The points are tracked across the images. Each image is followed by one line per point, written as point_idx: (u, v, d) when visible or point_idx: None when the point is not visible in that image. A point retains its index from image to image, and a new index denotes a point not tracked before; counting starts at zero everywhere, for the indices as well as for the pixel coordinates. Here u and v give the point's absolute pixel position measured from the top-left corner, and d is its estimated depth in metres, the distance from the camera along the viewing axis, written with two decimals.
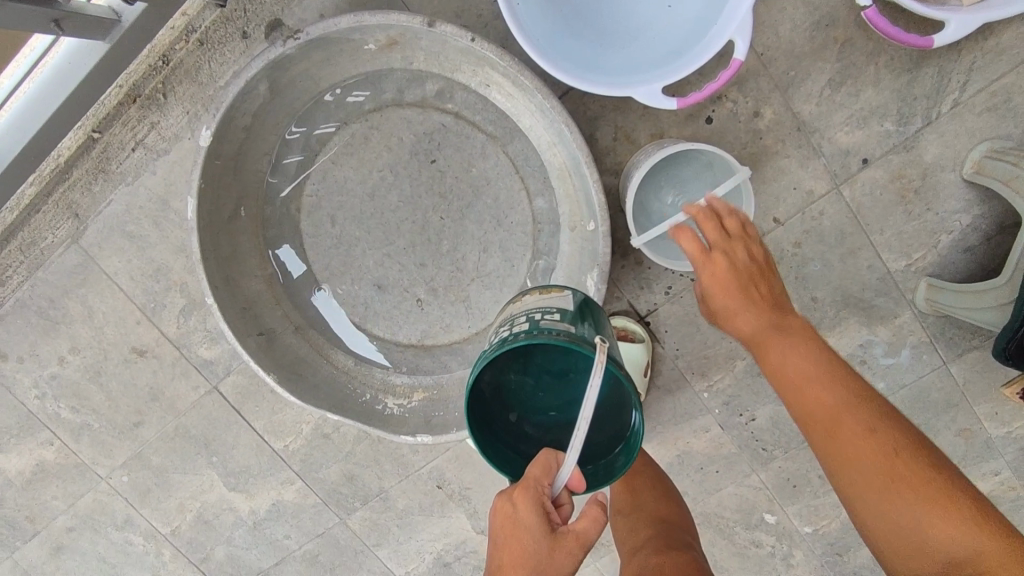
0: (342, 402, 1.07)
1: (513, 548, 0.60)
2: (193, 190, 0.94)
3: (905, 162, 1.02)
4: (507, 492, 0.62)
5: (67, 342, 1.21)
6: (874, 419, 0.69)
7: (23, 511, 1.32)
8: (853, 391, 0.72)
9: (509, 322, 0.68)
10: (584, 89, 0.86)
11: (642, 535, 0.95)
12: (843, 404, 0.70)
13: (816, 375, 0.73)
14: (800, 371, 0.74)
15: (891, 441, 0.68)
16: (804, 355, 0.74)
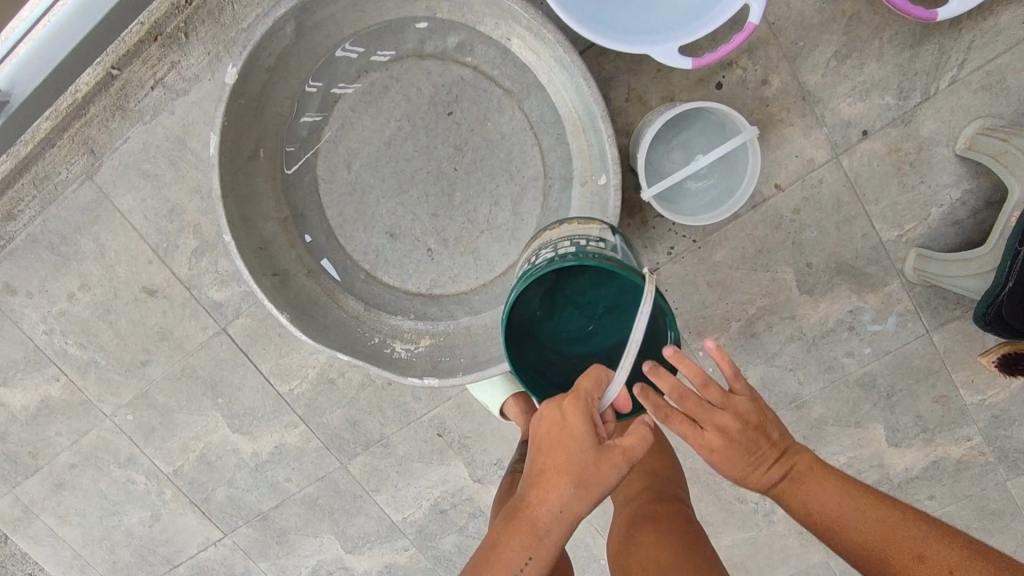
0: (352, 344, 1.10)
1: (561, 452, 0.68)
2: (216, 128, 0.96)
3: (902, 135, 1.07)
4: (559, 402, 0.69)
5: (78, 279, 1.22)
6: (912, 529, 0.70)
7: (26, 446, 1.34)
8: (875, 502, 0.74)
9: (551, 246, 0.78)
10: (604, 44, 0.90)
11: (635, 484, 0.99)
12: (892, 532, 0.71)
13: (852, 514, 0.73)
14: (839, 518, 0.73)
15: (919, 529, 0.70)
16: (833, 502, 0.75)
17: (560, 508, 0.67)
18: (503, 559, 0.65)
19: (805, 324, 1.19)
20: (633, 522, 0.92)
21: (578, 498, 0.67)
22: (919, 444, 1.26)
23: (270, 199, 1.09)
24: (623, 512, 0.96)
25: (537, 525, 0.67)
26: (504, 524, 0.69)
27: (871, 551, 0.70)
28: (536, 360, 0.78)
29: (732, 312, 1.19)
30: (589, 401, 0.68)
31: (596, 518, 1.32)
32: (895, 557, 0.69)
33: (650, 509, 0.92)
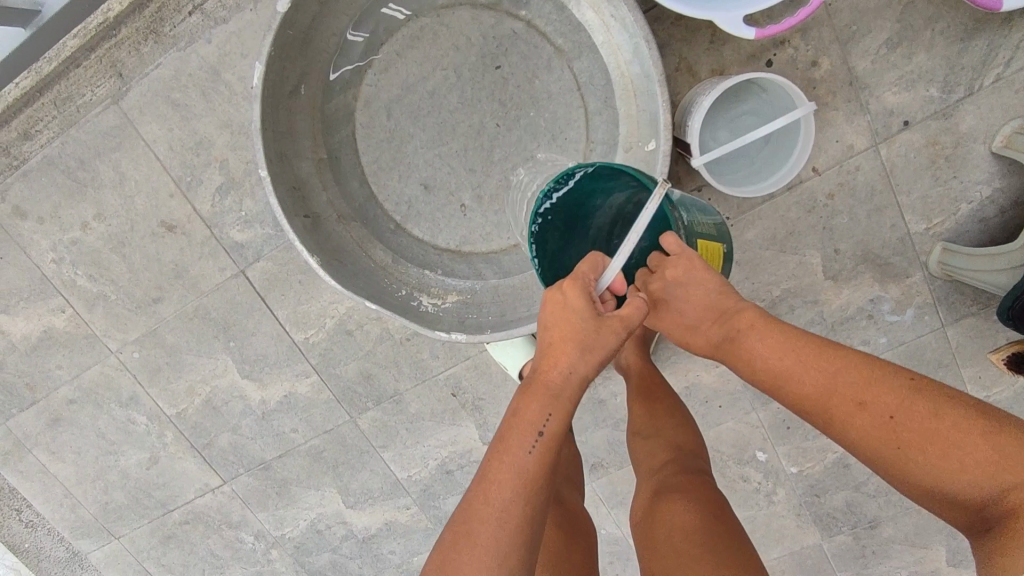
0: (379, 293, 1.08)
1: (567, 323, 0.71)
2: (263, 58, 0.92)
3: (942, 129, 1.08)
4: (558, 285, 0.72)
5: (93, 207, 1.18)
6: (859, 377, 0.65)
7: (24, 377, 1.30)
8: (818, 353, 0.69)
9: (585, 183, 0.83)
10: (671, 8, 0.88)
11: (660, 456, 0.91)
12: (837, 383, 0.66)
13: (795, 367, 0.69)
14: (783, 372, 0.70)
15: (867, 376, 0.65)
16: (776, 357, 0.71)
17: (569, 371, 0.71)
18: (525, 420, 0.68)
19: (825, 310, 1.21)
20: (657, 493, 0.85)
21: (586, 358, 0.72)
22: None
23: (306, 137, 1.05)
24: (647, 485, 0.89)
25: (552, 389, 0.71)
26: (521, 398, 0.71)
27: (821, 404, 0.67)
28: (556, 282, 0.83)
29: (756, 292, 1.21)
30: (586, 278, 0.72)
31: (601, 488, 1.33)
32: (841, 409, 0.65)
33: (674, 481, 0.85)
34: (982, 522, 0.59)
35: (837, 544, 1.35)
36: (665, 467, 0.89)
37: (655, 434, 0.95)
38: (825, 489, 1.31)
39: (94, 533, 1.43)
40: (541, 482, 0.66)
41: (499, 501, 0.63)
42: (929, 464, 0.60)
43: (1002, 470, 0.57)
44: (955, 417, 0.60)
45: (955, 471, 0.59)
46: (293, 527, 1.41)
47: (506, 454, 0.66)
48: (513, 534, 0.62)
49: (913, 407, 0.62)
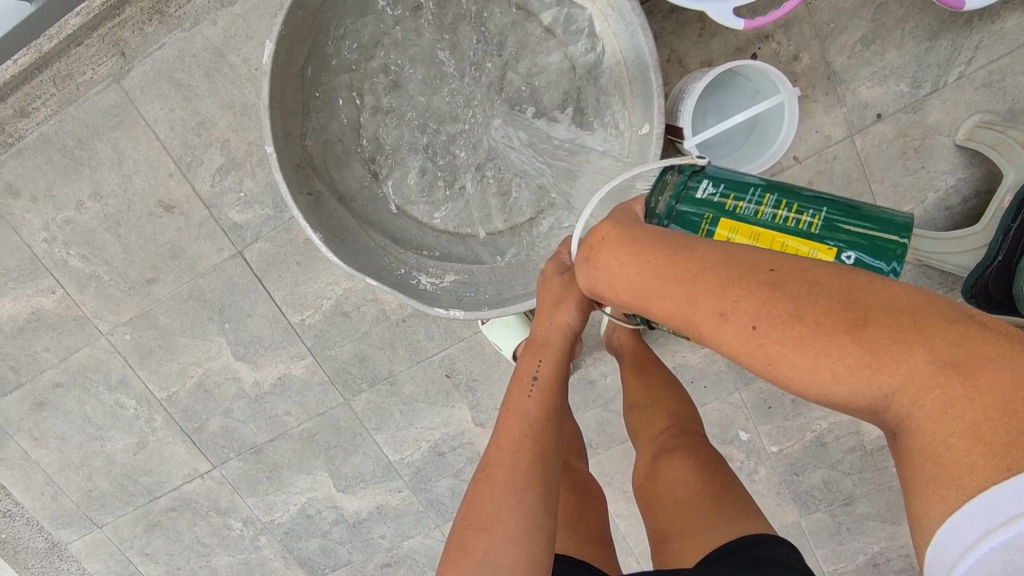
0: (380, 271, 1.10)
1: (546, 290, 0.82)
2: (273, 36, 0.95)
3: (911, 121, 1.18)
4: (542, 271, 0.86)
5: (90, 186, 1.18)
6: (717, 295, 0.58)
7: (9, 360, 1.28)
8: (674, 277, 0.62)
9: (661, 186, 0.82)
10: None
11: (659, 426, 0.94)
12: (698, 308, 0.60)
13: (660, 292, 0.63)
14: (650, 291, 0.63)
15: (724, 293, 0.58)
16: (639, 286, 0.65)
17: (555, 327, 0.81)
18: (520, 374, 0.78)
19: None
20: (658, 456, 0.88)
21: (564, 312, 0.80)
22: None
23: (311, 117, 1.08)
24: (648, 449, 0.92)
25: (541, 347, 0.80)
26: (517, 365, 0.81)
27: (691, 321, 0.61)
28: None
29: None
30: (561, 256, 0.84)
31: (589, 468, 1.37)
32: (707, 325, 0.59)
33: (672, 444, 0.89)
34: (885, 423, 0.54)
35: (813, 521, 1.42)
36: (665, 433, 0.92)
37: (651, 405, 0.98)
38: (803, 468, 1.37)
39: (75, 522, 1.41)
40: (545, 418, 0.75)
41: (508, 443, 0.71)
42: (804, 378, 0.55)
43: (879, 373, 0.51)
44: (822, 320, 0.53)
45: (835, 385, 0.53)
46: (283, 512, 1.40)
47: (510, 406, 0.76)
48: (519, 468, 0.69)
49: (773, 323, 0.55)
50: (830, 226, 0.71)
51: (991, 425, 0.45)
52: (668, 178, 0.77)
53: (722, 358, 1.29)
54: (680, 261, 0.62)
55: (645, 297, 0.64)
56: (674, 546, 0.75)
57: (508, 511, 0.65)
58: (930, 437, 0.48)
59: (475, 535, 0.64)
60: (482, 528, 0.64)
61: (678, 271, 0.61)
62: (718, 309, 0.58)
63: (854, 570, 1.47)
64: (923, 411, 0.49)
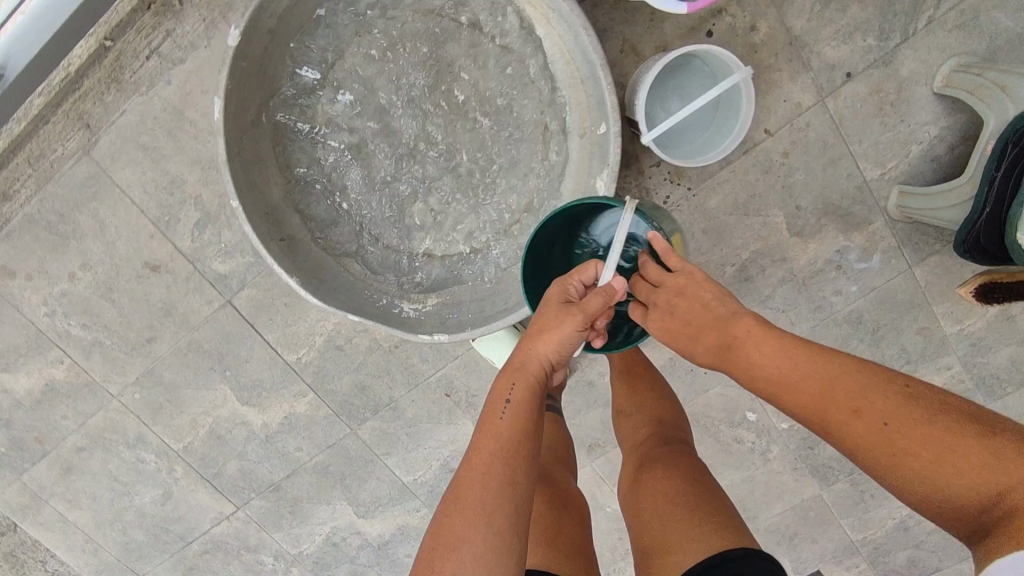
0: (362, 306, 1.12)
1: (542, 317, 0.83)
2: (221, 93, 0.96)
3: (884, 76, 1.12)
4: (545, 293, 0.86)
5: (78, 258, 1.22)
6: (844, 385, 0.64)
7: (32, 431, 1.33)
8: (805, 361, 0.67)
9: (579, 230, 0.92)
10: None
11: (643, 432, 0.96)
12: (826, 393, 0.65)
13: (791, 374, 0.67)
14: (779, 374, 0.68)
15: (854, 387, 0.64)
16: (768, 367, 0.69)
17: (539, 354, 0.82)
18: (494, 398, 0.79)
19: (795, 266, 1.24)
20: (641, 464, 0.89)
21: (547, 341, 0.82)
22: None
23: (273, 164, 1.09)
24: (631, 460, 0.92)
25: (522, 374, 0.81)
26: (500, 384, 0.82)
27: (815, 405, 0.66)
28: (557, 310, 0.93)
29: (727, 257, 1.23)
30: (568, 282, 0.85)
31: (600, 467, 1.37)
32: (835, 412, 0.64)
33: (656, 452, 0.89)
34: (975, 529, 0.58)
35: (835, 492, 1.40)
36: (647, 441, 0.93)
37: (637, 411, 1.00)
38: (817, 440, 1.36)
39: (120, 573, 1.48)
40: (516, 446, 0.74)
41: (479, 467, 0.72)
42: (919, 471, 0.59)
43: (994, 471, 0.56)
44: (953, 424, 0.59)
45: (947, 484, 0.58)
46: (311, 543, 1.44)
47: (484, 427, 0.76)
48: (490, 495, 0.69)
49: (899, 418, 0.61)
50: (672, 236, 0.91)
51: None
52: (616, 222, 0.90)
53: None
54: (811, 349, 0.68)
55: (769, 380, 0.69)
56: (658, 562, 0.74)
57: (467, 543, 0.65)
58: None
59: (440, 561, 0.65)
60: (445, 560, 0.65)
61: (807, 363, 0.67)
62: (850, 396, 0.64)
63: (884, 536, 1.45)
64: None
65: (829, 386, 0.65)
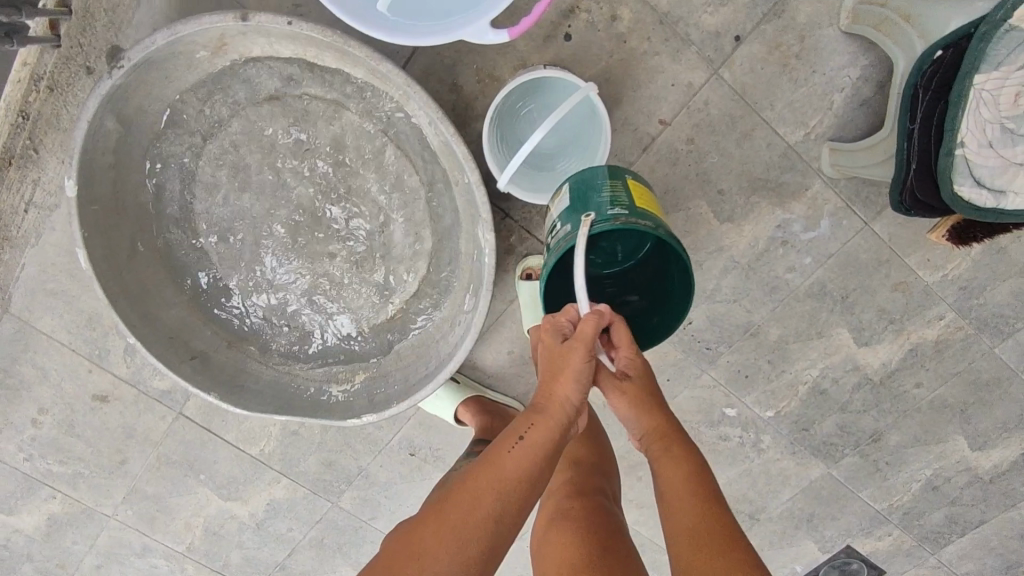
0: (289, 401, 1.11)
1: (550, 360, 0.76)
2: (79, 243, 0.94)
3: (778, 29, 0.99)
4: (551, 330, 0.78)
5: (34, 404, 1.26)
6: (683, 487, 0.72)
7: (52, 560, 1.42)
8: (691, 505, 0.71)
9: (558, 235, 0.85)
10: (428, 43, 0.84)
11: (557, 479, 0.89)
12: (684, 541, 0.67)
13: (680, 503, 0.71)
14: (676, 499, 0.71)
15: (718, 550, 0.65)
16: (675, 486, 0.72)
17: (564, 401, 0.75)
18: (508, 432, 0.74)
19: (735, 253, 1.13)
20: (549, 521, 0.82)
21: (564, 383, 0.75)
22: (892, 336, 1.18)
23: (164, 287, 1.07)
24: (542, 514, 0.85)
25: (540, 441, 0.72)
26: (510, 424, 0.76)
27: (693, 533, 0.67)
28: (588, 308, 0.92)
29: None
30: (558, 321, 0.78)
31: None
32: (704, 538, 0.66)
33: (565, 506, 0.82)
34: None
35: (845, 468, 1.30)
36: (559, 490, 0.86)
37: (556, 452, 0.94)
38: (809, 420, 1.26)
39: None
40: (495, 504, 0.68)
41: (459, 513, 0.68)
42: None
43: None
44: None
45: None
46: None
47: (491, 458, 0.72)
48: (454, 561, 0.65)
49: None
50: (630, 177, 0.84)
51: None
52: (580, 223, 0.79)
53: (672, 347, 1.21)
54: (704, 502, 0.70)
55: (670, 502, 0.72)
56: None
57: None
58: None
59: None
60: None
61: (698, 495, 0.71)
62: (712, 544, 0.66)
63: (912, 500, 1.34)
64: None
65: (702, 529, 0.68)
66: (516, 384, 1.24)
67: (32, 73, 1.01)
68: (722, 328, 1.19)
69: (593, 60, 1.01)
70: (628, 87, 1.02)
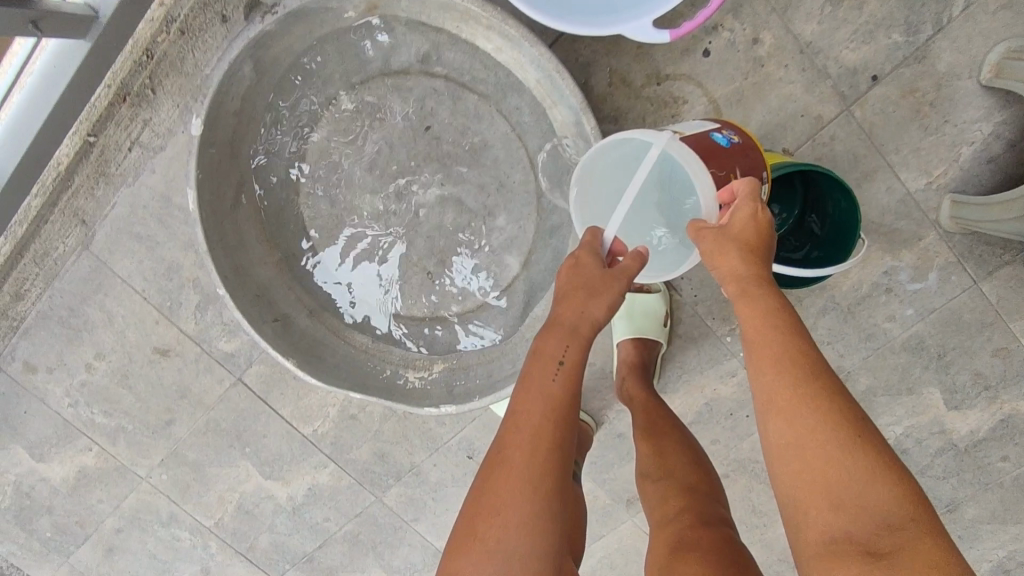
0: (364, 380, 1.08)
1: (575, 279, 0.76)
2: (191, 183, 0.93)
3: (918, 74, 0.98)
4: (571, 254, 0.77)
5: (92, 349, 1.21)
6: (765, 306, 0.66)
7: (72, 516, 1.35)
8: (801, 391, 0.61)
9: None
10: (650, 33, 0.83)
11: (673, 505, 0.88)
12: (801, 452, 0.60)
13: (768, 325, 0.65)
14: (761, 329, 0.66)
15: (855, 457, 0.58)
16: (764, 311, 0.66)
17: (582, 313, 0.75)
18: (541, 365, 0.73)
19: (837, 294, 1.10)
20: (677, 548, 0.80)
21: (596, 307, 0.75)
22: (983, 404, 1.15)
23: (255, 244, 1.05)
24: (662, 536, 0.85)
25: (592, 313, 0.75)
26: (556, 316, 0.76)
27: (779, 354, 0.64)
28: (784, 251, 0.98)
29: None
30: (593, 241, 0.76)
31: (642, 521, 1.27)
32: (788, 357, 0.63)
33: (693, 534, 0.82)
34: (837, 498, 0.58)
35: None
36: (681, 517, 0.85)
37: (664, 478, 0.92)
38: None
39: None
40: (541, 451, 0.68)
41: (514, 476, 0.66)
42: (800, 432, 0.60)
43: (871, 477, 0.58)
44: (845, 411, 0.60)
45: (822, 443, 0.59)
46: None
47: (525, 398, 0.72)
48: (535, 512, 0.65)
49: (893, 500, 0.57)
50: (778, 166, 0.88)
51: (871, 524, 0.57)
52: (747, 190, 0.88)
53: None
54: (823, 374, 0.62)
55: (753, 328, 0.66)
56: None
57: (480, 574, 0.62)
58: (867, 506, 0.57)
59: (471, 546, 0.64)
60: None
61: (779, 321, 0.65)
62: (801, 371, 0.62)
63: None
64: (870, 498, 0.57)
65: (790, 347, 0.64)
66: (592, 398, 1.19)
67: (166, 15, 1.02)
68: None
69: (726, 78, 1.00)
70: (756, 111, 1.01)
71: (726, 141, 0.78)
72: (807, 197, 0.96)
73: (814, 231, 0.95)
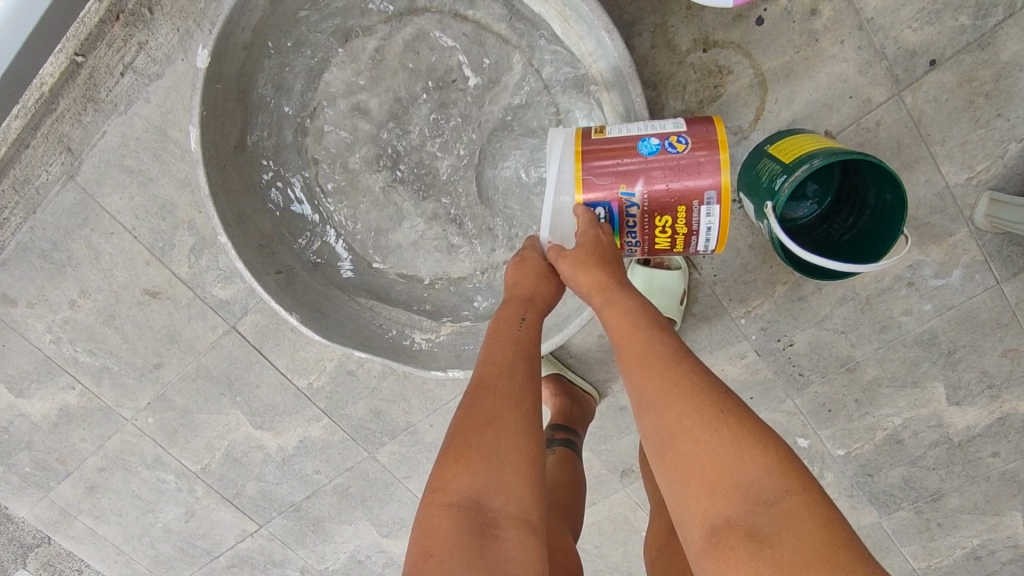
0: (369, 338, 1.03)
1: (520, 271, 0.79)
2: (194, 121, 0.84)
3: (978, 62, 0.92)
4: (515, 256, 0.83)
5: (76, 285, 1.15)
6: (627, 309, 0.68)
7: (53, 453, 1.31)
8: (661, 377, 0.61)
9: (777, 174, 0.85)
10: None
11: None
12: (670, 441, 0.59)
13: (631, 323, 0.67)
14: (625, 327, 0.67)
15: (722, 432, 0.57)
16: (628, 310, 0.68)
17: (530, 294, 0.77)
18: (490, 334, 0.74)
19: (858, 284, 1.08)
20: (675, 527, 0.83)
21: (546, 284, 0.78)
22: (984, 401, 1.15)
23: (261, 191, 0.98)
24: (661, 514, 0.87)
25: (541, 292, 0.78)
26: (504, 301, 0.78)
27: (639, 347, 0.64)
28: (819, 236, 0.95)
29: (778, 274, 1.08)
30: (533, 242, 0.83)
31: (635, 492, 1.27)
32: (648, 348, 0.64)
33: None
34: (708, 475, 0.56)
35: (896, 519, 1.30)
36: None
37: None
38: (876, 467, 1.26)
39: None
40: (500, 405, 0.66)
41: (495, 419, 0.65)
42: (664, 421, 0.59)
43: (743, 448, 0.56)
44: (712, 391, 0.60)
45: (687, 425, 0.58)
46: (336, 559, 1.45)
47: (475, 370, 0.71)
48: (513, 441, 0.64)
49: (767, 472, 0.55)
50: (838, 152, 0.80)
51: (744, 497, 0.54)
52: (799, 170, 0.81)
53: (766, 366, 1.17)
54: (682, 358, 0.62)
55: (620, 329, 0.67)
56: None
57: (478, 480, 0.62)
58: (741, 479, 0.55)
59: (457, 464, 0.63)
60: (452, 499, 0.62)
61: (641, 321, 0.67)
62: (661, 362, 0.62)
63: (950, 564, 1.33)
64: (740, 472, 0.55)
65: (649, 342, 0.64)
66: (597, 370, 1.17)
67: None
68: (820, 358, 1.15)
69: (776, 50, 0.94)
70: (803, 89, 0.96)
71: (651, 151, 0.71)
72: (842, 189, 0.93)
73: (847, 214, 0.92)
